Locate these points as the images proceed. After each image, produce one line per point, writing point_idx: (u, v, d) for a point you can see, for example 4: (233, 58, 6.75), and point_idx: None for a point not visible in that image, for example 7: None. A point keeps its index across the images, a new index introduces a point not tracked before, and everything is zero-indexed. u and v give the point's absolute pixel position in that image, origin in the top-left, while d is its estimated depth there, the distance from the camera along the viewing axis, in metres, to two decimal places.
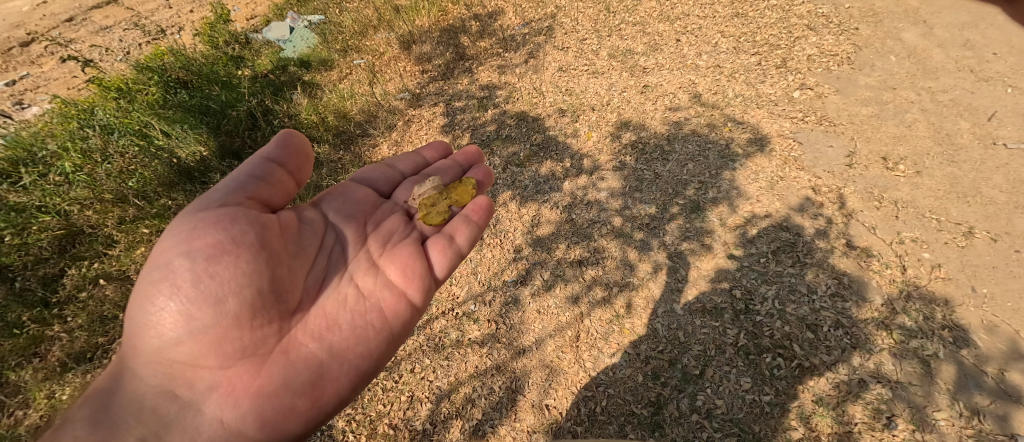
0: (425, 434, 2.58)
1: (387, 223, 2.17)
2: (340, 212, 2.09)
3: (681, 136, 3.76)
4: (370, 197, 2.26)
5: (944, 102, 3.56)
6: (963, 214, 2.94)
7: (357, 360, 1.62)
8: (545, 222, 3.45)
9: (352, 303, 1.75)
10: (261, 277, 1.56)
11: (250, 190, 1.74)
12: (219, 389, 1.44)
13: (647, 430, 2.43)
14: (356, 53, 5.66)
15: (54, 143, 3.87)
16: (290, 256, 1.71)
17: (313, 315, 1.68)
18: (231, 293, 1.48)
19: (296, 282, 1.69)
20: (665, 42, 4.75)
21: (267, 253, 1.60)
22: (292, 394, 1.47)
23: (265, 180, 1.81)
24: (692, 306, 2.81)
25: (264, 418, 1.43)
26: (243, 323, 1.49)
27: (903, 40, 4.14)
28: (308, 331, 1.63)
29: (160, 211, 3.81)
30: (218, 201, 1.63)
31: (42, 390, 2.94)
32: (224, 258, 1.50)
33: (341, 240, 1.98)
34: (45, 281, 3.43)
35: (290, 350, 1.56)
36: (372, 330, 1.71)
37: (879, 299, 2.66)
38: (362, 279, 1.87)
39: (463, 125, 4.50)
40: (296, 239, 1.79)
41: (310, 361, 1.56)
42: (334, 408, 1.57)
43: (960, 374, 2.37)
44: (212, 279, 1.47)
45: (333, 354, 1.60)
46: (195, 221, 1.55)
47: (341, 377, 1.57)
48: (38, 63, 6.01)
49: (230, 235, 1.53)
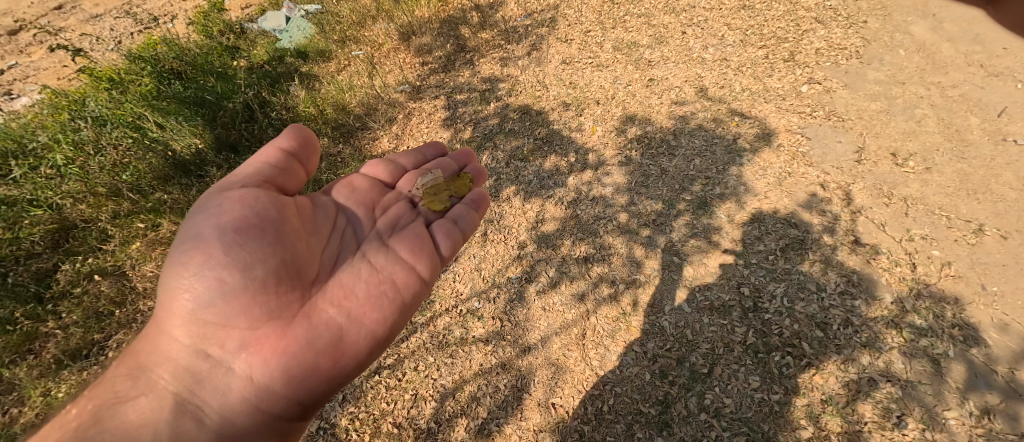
0: (430, 433, 2.54)
1: (392, 211, 2.14)
2: (347, 201, 2.08)
3: (687, 131, 3.72)
4: (373, 187, 2.23)
5: (953, 98, 3.52)
6: (973, 211, 2.90)
7: (375, 325, 1.56)
8: (550, 218, 3.41)
9: (367, 274, 1.70)
10: (283, 248, 1.57)
11: (265, 174, 1.73)
12: (245, 350, 1.42)
13: (654, 429, 2.39)
14: (355, 44, 5.56)
15: (45, 135, 3.81)
16: (307, 234, 1.72)
17: (332, 283, 1.65)
18: (257, 262, 1.48)
19: (313, 257, 1.69)
20: (670, 35, 4.68)
21: (287, 229, 1.62)
22: (315, 354, 1.43)
23: (282, 169, 1.79)
24: (700, 304, 2.78)
25: (289, 375, 1.39)
26: (267, 289, 1.48)
27: (912, 33, 4.09)
28: (327, 299, 1.58)
29: (154, 205, 3.75)
30: (239, 181, 1.64)
31: (37, 387, 2.89)
32: (250, 230, 1.51)
33: (352, 223, 1.98)
34: (38, 276, 3.35)
35: (311, 314, 1.51)
36: (391, 294, 1.66)
37: (888, 297, 2.63)
38: (378, 252, 1.83)
39: (465, 118, 4.43)
40: (310, 221, 1.80)
41: (330, 323, 1.51)
42: (353, 372, 1.52)
43: (970, 373, 2.34)
44: (237, 248, 1.47)
45: (351, 319, 1.54)
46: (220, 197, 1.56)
47: (360, 341, 1.52)
48: (27, 52, 5.89)
49: (256, 210, 1.56)
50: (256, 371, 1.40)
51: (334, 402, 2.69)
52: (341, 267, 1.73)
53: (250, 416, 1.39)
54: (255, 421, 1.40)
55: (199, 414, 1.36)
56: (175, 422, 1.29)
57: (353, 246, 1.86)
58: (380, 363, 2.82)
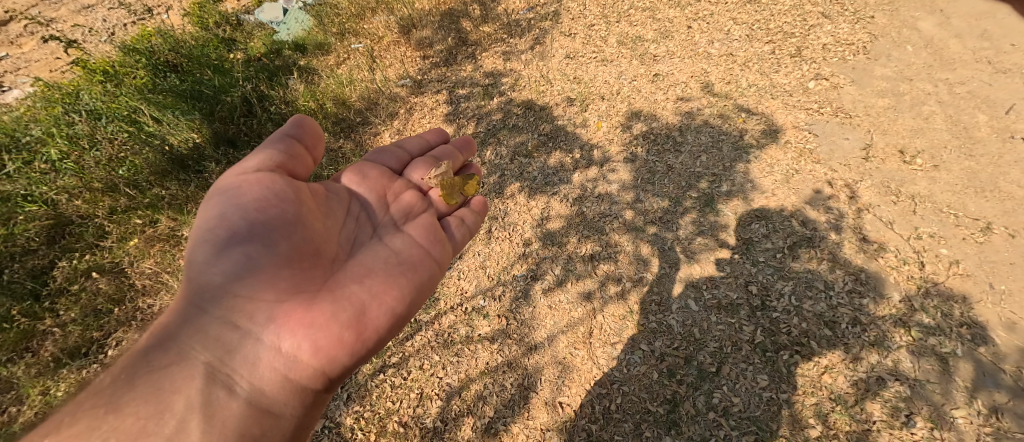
0: (436, 432, 2.52)
1: (404, 198, 2.06)
2: (361, 187, 1.98)
3: (693, 127, 3.69)
4: (386, 174, 2.13)
5: (960, 95, 3.50)
6: (981, 209, 2.89)
7: (396, 302, 1.47)
8: (555, 216, 3.38)
9: (386, 255, 1.64)
10: (304, 226, 1.51)
11: (279, 158, 1.63)
12: (270, 321, 1.30)
13: (663, 428, 2.38)
14: (354, 37, 5.48)
15: (38, 129, 3.70)
16: (324, 216, 1.65)
17: (354, 262, 1.58)
18: (280, 238, 1.43)
19: (331, 237, 1.61)
20: (675, 29, 4.63)
21: (305, 208, 1.56)
22: (340, 326, 1.31)
23: (292, 152, 1.67)
24: (707, 303, 2.76)
25: (315, 346, 1.27)
26: (291, 263, 1.41)
27: (920, 29, 4.06)
28: (349, 276, 1.49)
29: (152, 201, 3.72)
30: (253, 161, 1.57)
31: (36, 386, 2.84)
32: (271, 208, 1.46)
33: (366, 208, 1.90)
34: (34, 273, 3.30)
35: (335, 287, 1.42)
36: (410, 275, 1.61)
37: (896, 295, 2.62)
38: (396, 237, 1.79)
39: (467, 113, 4.38)
40: (326, 203, 1.72)
41: (356, 296, 1.41)
42: (376, 346, 1.41)
43: (978, 372, 2.34)
44: (261, 224, 1.42)
45: (375, 293, 1.44)
46: (237, 175, 1.50)
47: (382, 314, 1.41)
48: (18, 43, 5.77)
49: (274, 189, 1.49)
50: (282, 339, 1.27)
51: (339, 400, 2.66)
52: (360, 249, 1.67)
53: (277, 386, 1.25)
54: (285, 392, 1.26)
55: (227, 384, 1.20)
56: (200, 388, 1.15)
57: (370, 230, 1.79)
58: (385, 361, 2.80)
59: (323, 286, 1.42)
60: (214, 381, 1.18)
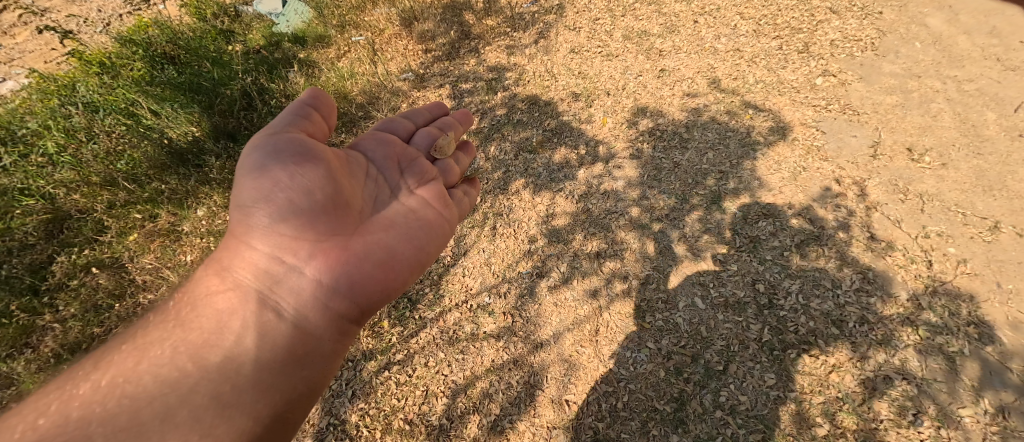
0: (442, 429, 2.50)
1: (418, 164, 2.03)
2: (375, 154, 1.95)
3: (700, 124, 3.66)
4: (398, 142, 2.09)
5: (969, 92, 3.48)
6: (989, 208, 2.88)
7: (418, 250, 1.57)
8: (561, 212, 3.37)
9: (407, 212, 1.69)
10: (334, 179, 1.50)
11: (303, 125, 1.58)
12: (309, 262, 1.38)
13: (669, 426, 2.37)
14: (354, 29, 5.40)
15: (34, 121, 3.66)
16: (349, 174, 1.64)
17: (379, 214, 1.62)
18: (316, 187, 1.42)
19: (357, 192, 1.62)
20: (681, 23, 4.59)
21: (334, 166, 1.54)
22: (371, 266, 1.42)
23: (311, 117, 1.63)
24: (714, 301, 2.75)
25: (351, 282, 1.38)
26: (328, 211, 1.43)
27: (928, 25, 4.03)
28: (376, 226, 1.55)
29: (152, 195, 3.66)
30: (283, 123, 1.55)
31: (36, 382, 2.80)
32: (308, 161, 1.44)
33: (382, 171, 1.87)
34: (32, 268, 3.25)
35: (365, 235, 1.48)
36: (430, 230, 1.67)
37: (904, 294, 2.61)
38: (416, 195, 1.81)
39: (471, 108, 4.34)
40: (346, 161, 1.70)
41: (383, 241, 1.49)
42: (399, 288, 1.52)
43: (985, 370, 2.33)
44: (299, 174, 1.40)
45: (401, 242, 1.53)
46: (269, 135, 1.47)
47: (406, 260, 1.51)
48: (11, 33, 5.68)
49: (307, 147, 1.47)
50: (319, 277, 1.37)
51: (344, 397, 2.65)
52: (384, 203, 1.69)
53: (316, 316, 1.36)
54: (322, 318, 1.37)
55: (274, 310, 1.32)
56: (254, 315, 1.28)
57: (389, 189, 1.79)
58: (390, 358, 2.79)
59: (354, 231, 1.48)
60: (264, 306, 1.31)
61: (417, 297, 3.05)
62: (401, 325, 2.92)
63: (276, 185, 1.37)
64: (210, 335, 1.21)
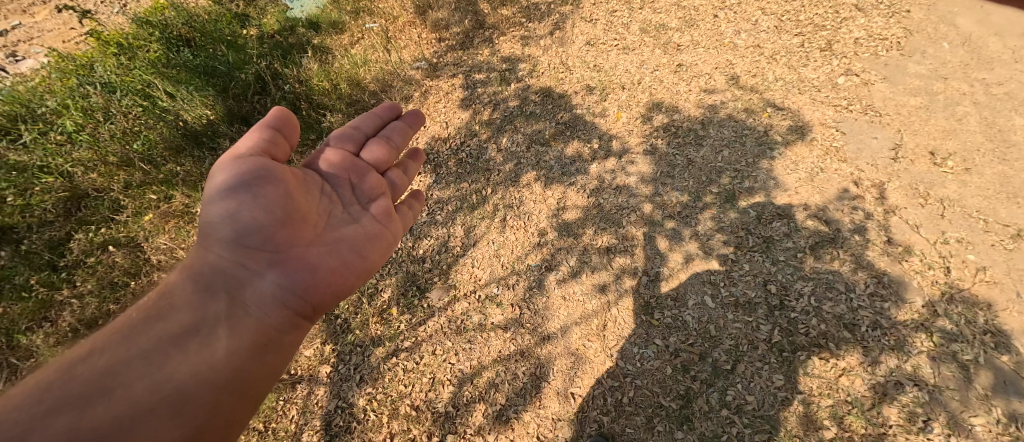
0: (448, 417, 2.53)
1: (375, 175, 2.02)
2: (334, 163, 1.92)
3: (716, 121, 3.61)
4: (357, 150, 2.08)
5: (997, 96, 3.37)
6: (1013, 216, 2.80)
7: (366, 262, 1.64)
8: (571, 207, 3.36)
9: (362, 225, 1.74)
10: (291, 199, 1.54)
11: (264, 147, 1.61)
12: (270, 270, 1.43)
13: (675, 423, 2.37)
14: (368, 16, 5.38)
15: (54, 100, 3.70)
16: (309, 190, 1.67)
17: (334, 228, 1.65)
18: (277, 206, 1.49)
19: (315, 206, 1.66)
20: (701, 18, 4.51)
21: (293, 186, 1.58)
22: (322, 275, 1.49)
23: (274, 139, 1.66)
24: (724, 300, 2.73)
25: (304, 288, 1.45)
26: (287, 227, 1.49)
27: (958, 26, 3.92)
28: (331, 238, 1.60)
29: (166, 177, 3.70)
30: (246, 146, 1.58)
31: (55, 355, 2.87)
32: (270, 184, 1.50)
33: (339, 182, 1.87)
34: (51, 244, 3.33)
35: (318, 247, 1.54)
36: (377, 245, 1.72)
37: (919, 300, 2.56)
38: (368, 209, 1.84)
39: (483, 99, 4.32)
40: (305, 179, 1.71)
41: (336, 256, 1.55)
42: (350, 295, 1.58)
43: (999, 380, 2.27)
44: (261, 196, 1.47)
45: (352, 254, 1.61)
46: (233, 159, 1.52)
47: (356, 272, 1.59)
48: (31, 12, 5.75)
49: (269, 170, 1.52)
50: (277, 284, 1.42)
51: (352, 382, 2.68)
52: (340, 218, 1.72)
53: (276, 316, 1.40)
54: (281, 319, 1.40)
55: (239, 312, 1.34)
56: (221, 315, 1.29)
57: (342, 202, 1.80)
58: (398, 345, 2.81)
59: (309, 246, 1.52)
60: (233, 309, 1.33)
61: (426, 286, 3.08)
62: (410, 313, 2.95)
63: (240, 206, 1.45)
64: (184, 331, 1.19)
